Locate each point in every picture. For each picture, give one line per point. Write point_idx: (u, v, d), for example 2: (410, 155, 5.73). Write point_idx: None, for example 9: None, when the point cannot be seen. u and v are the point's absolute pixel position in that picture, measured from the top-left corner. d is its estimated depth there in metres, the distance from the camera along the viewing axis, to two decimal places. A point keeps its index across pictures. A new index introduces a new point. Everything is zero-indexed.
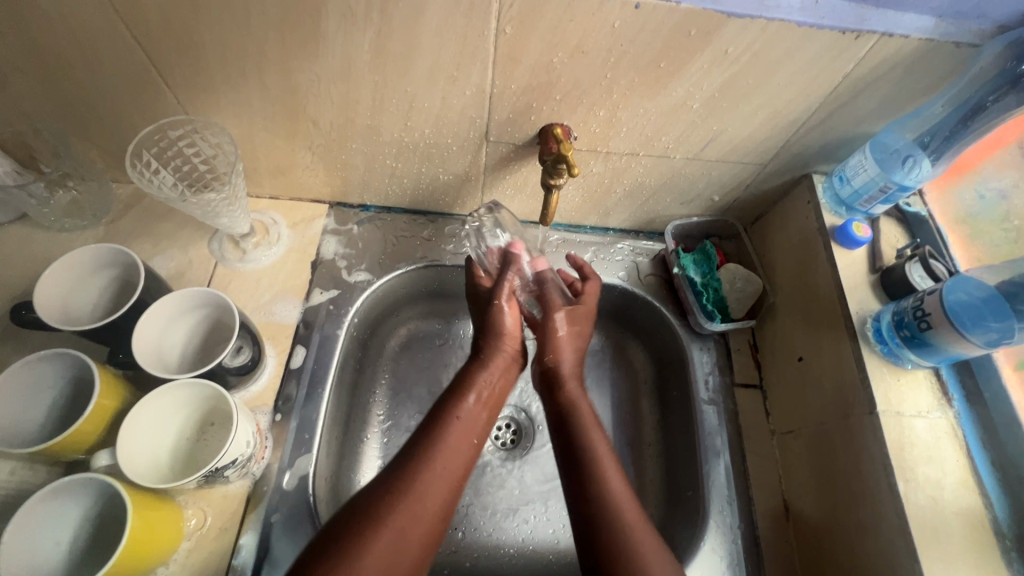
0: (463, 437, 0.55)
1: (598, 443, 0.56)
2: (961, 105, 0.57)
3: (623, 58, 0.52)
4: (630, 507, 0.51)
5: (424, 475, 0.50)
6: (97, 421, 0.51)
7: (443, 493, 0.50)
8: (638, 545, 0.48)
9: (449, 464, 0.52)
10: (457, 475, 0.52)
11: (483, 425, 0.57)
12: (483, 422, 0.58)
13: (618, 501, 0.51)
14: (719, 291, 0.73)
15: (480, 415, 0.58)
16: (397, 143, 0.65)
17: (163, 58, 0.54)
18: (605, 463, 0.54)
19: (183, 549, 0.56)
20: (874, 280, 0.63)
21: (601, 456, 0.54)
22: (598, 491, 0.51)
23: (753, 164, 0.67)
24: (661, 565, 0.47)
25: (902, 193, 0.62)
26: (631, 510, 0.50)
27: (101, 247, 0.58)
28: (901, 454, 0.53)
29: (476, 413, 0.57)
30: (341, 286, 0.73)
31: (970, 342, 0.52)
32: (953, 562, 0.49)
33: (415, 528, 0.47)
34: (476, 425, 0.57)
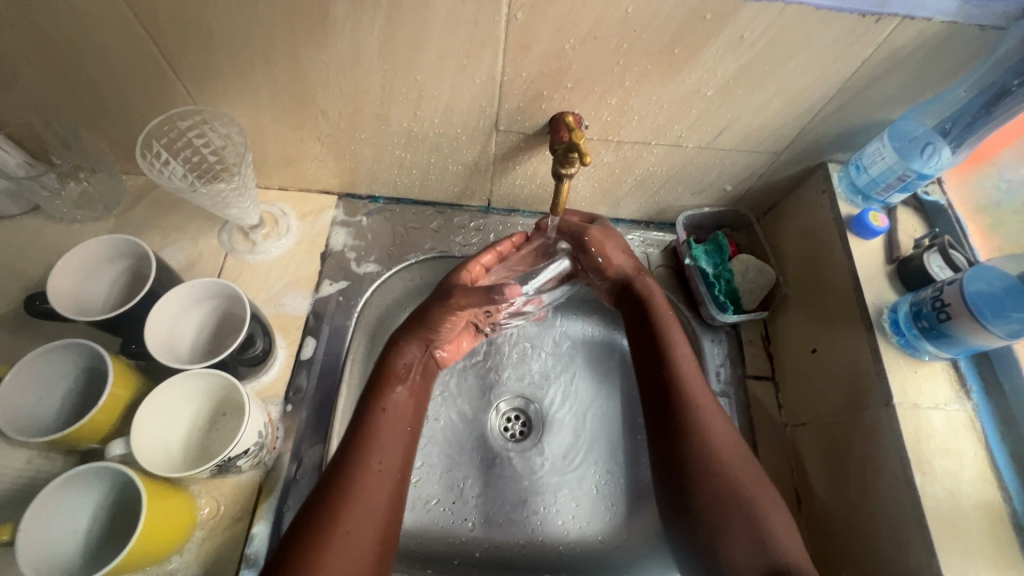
0: (395, 429, 0.59)
1: (679, 347, 0.63)
2: (984, 91, 0.55)
3: (635, 44, 0.51)
4: (708, 401, 0.60)
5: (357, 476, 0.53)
6: (110, 411, 0.51)
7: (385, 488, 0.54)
8: (710, 428, 0.58)
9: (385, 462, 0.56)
10: (390, 473, 0.56)
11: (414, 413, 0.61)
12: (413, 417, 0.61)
13: (694, 396, 0.60)
14: (731, 282, 0.72)
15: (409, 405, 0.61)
16: (406, 133, 0.65)
17: (171, 47, 0.54)
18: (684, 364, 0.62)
19: (196, 537, 0.56)
20: (891, 271, 0.62)
21: (681, 356, 0.62)
22: (680, 387, 0.60)
23: (766, 152, 0.66)
24: (726, 441, 0.58)
25: (921, 180, 0.61)
26: (710, 408, 0.59)
27: (112, 237, 0.58)
28: (917, 446, 0.52)
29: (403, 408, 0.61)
30: (350, 277, 0.73)
31: (990, 333, 0.51)
32: (970, 555, 0.48)
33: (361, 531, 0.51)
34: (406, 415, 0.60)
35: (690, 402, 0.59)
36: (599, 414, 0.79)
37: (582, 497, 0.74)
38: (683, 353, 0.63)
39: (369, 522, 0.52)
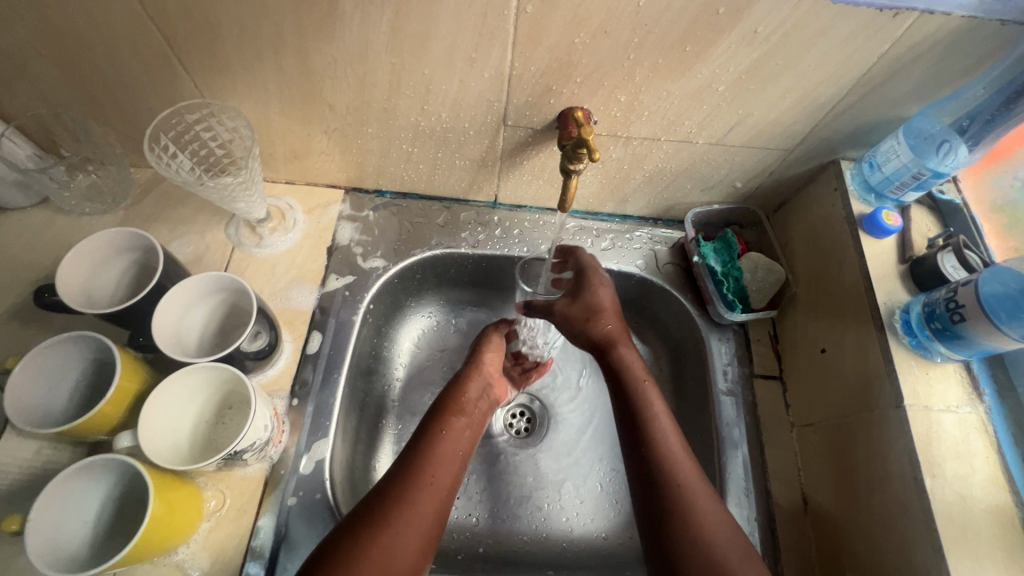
0: (451, 450, 0.58)
1: (661, 417, 0.59)
2: (1003, 88, 0.54)
3: (646, 38, 0.51)
4: (695, 476, 0.54)
5: (416, 484, 0.53)
6: (118, 403, 0.52)
7: (434, 501, 0.53)
8: (698, 508, 0.52)
9: (439, 475, 0.55)
10: (445, 489, 0.55)
11: (466, 441, 0.61)
12: (468, 444, 0.61)
13: (682, 472, 0.54)
14: (740, 280, 0.71)
15: (463, 433, 0.61)
16: (413, 127, 0.64)
17: (179, 40, 0.54)
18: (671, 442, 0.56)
19: (203, 529, 0.57)
20: (904, 271, 0.61)
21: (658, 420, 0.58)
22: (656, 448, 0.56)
23: (777, 149, 0.65)
24: (711, 513, 0.52)
25: (936, 179, 0.60)
26: (695, 479, 0.54)
27: (119, 230, 0.58)
28: (928, 449, 0.52)
29: (461, 433, 0.61)
30: (357, 272, 0.73)
31: (1005, 335, 0.50)
32: (981, 560, 0.47)
33: (411, 532, 0.50)
34: (460, 438, 0.60)
35: (676, 478, 0.54)
36: (600, 411, 0.79)
37: (586, 493, 0.74)
38: (665, 424, 0.58)
39: (416, 533, 0.50)
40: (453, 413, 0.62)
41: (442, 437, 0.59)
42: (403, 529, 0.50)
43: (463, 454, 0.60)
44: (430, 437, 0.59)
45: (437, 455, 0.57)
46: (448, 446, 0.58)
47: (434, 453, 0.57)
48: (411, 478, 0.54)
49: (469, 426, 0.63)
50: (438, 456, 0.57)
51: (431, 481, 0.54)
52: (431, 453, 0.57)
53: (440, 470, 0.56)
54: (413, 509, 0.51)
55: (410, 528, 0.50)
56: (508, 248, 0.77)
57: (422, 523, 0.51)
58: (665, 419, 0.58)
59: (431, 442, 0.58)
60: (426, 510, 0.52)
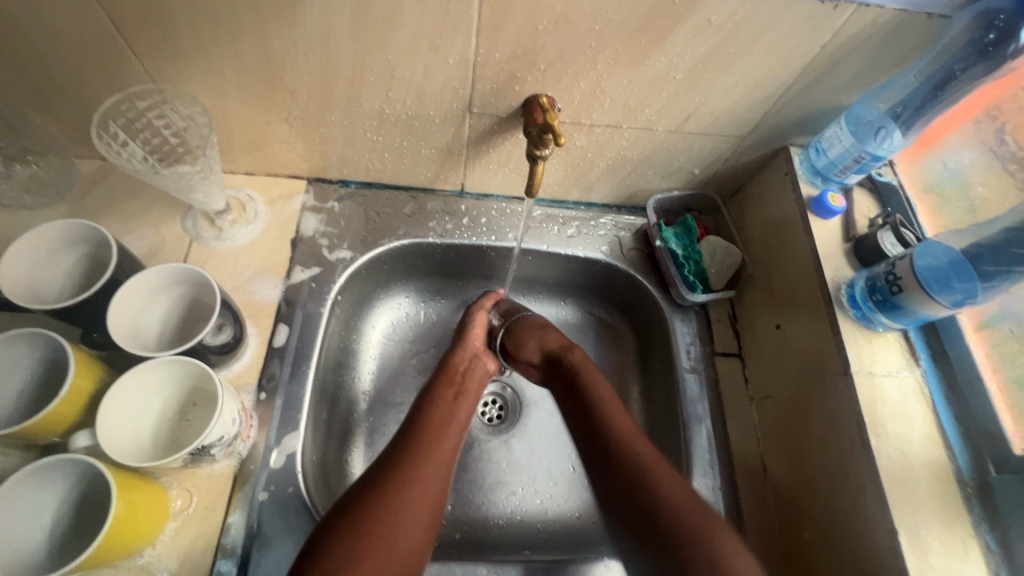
0: (447, 418, 0.62)
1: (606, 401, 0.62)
2: (931, 77, 0.58)
3: (607, 27, 0.52)
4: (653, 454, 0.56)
5: (419, 448, 0.57)
6: (72, 402, 0.49)
7: (439, 466, 0.57)
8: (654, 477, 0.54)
9: (439, 441, 0.59)
10: (449, 452, 0.59)
11: (460, 411, 0.64)
12: (465, 413, 0.64)
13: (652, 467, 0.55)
14: (700, 263, 0.74)
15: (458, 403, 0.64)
16: (378, 115, 0.64)
17: (127, 22, 0.52)
18: (637, 442, 0.57)
19: (169, 530, 0.55)
20: (848, 249, 0.65)
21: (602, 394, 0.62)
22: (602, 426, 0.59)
23: (731, 136, 0.68)
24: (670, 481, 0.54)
25: (875, 162, 0.63)
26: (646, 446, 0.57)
27: (68, 222, 0.55)
28: (873, 411, 0.55)
29: (457, 403, 0.65)
30: (323, 263, 0.72)
31: (938, 303, 0.54)
32: (920, 510, 0.51)
33: (423, 493, 0.54)
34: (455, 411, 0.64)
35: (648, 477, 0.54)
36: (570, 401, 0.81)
37: (559, 476, 0.75)
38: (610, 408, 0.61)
39: (423, 491, 0.54)
40: (444, 384, 0.66)
41: (438, 406, 0.63)
42: (410, 486, 0.53)
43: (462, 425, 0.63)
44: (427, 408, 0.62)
45: (435, 423, 0.61)
46: (443, 414, 0.62)
47: (432, 422, 0.61)
48: (418, 441, 0.58)
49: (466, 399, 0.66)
50: (439, 425, 0.61)
51: (432, 444, 0.58)
52: (429, 422, 0.61)
53: (445, 437, 0.60)
54: (417, 468, 0.55)
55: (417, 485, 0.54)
56: (476, 237, 0.78)
57: (431, 481, 0.55)
58: (620, 415, 0.60)
59: (427, 414, 0.62)
60: (433, 474, 0.56)
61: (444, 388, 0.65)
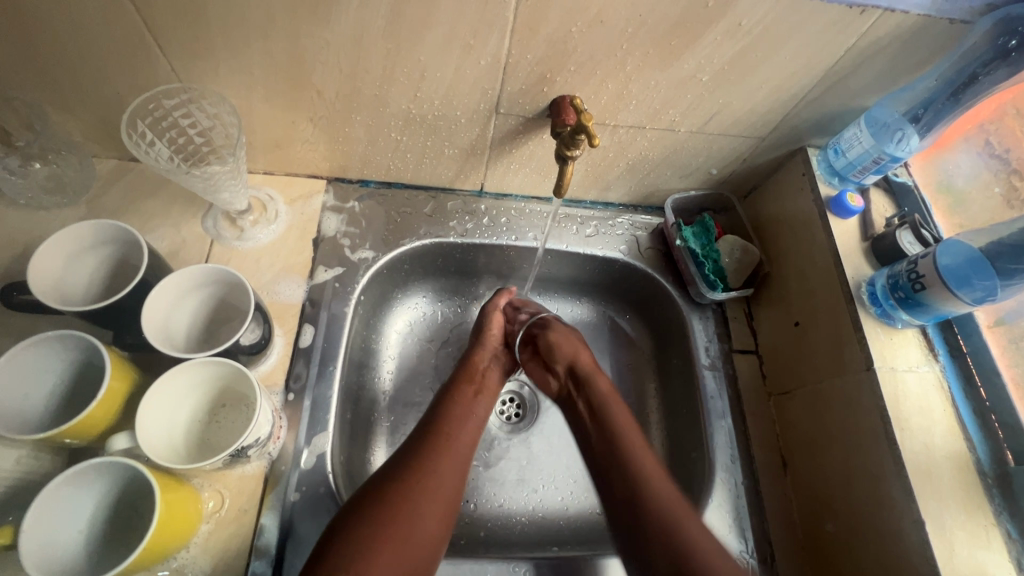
0: (465, 415, 0.63)
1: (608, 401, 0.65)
2: (952, 79, 0.60)
3: (639, 29, 0.53)
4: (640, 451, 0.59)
5: (436, 444, 0.58)
6: (108, 406, 0.49)
7: (455, 462, 0.57)
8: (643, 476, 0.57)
9: (456, 438, 0.60)
10: (466, 445, 0.60)
11: (479, 408, 0.65)
12: (483, 410, 0.65)
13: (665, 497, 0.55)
14: (719, 261, 0.75)
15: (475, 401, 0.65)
16: (404, 115, 0.64)
17: (159, 20, 0.51)
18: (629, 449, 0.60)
19: (203, 531, 0.55)
20: (866, 248, 0.66)
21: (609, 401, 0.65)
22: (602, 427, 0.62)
23: (751, 137, 0.69)
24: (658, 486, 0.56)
25: (893, 163, 0.65)
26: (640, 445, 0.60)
27: (97, 223, 0.54)
28: (896, 405, 0.57)
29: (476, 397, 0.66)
30: (345, 263, 0.72)
31: (959, 300, 0.56)
32: (944, 500, 0.53)
33: (439, 487, 0.55)
34: (473, 407, 0.64)
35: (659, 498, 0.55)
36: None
37: (579, 473, 0.76)
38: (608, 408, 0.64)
39: (439, 487, 0.55)
40: (464, 381, 0.67)
41: (457, 403, 0.64)
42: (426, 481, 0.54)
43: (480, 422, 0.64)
44: (444, 405, 0.63)
45: (452, 420, 0.61)
46: (461, 412, 0.63)
47: (449, 418, 0.62)
48: (436, 437, 0.59)
49: (483, 397, 0.67)
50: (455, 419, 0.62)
51: (449, 440, 0.59)
52: (447, 418, 0.61)
53: (462, 432, 0.61)
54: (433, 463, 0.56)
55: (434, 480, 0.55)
56: (496, 236, 0.78)
57: (447, 476, 0.56)
58: (623, 423, 0.63)
59: (446, 408, 0.63)
60: (450, 470, 0.56)
61: (463, 385, 0.66)
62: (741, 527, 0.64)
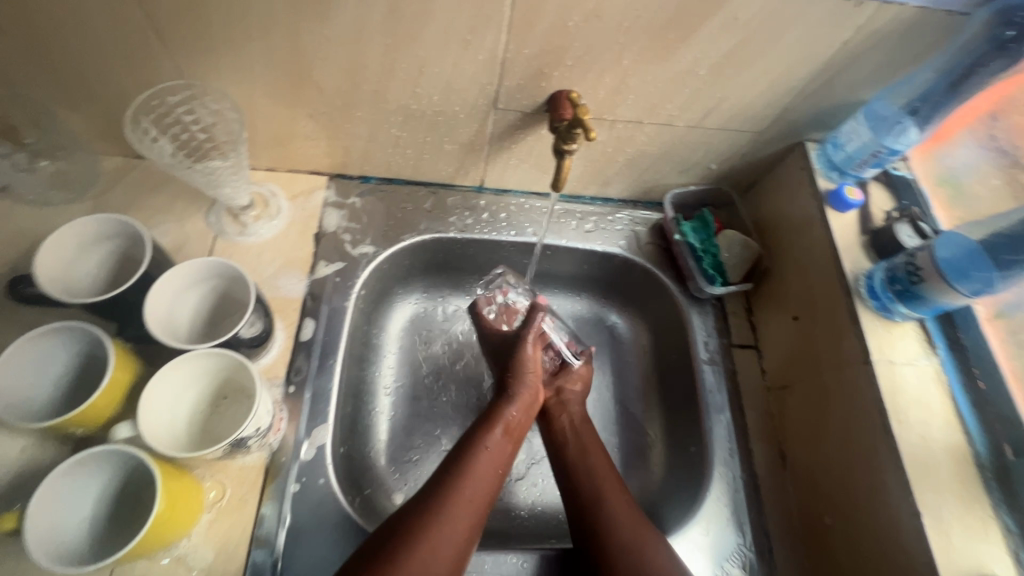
0: (489, 466, 0.57)
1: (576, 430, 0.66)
2: (949, 71, 0.59)
3: (636, 23, 0.53)
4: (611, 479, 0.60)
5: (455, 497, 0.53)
6: (112, 396, 0.50)
7: (469, 514, 0.53)
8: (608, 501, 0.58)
9: (476, 490, 0.54)
10: (489, 474, 0.56)
11: (507, 457, 0.59)
12: (507, 458, 0.59)
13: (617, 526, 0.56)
14: (718, 256, 0.76)
15: (503, 450, 0.59)
16: (404, 110, 0.65)
17: (161, 18, 0.52)
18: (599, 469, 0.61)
19: (204, 521, 0.56)
20: (865, 241, 0.66)
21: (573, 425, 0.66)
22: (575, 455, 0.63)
23: (749, 132, 0.69)
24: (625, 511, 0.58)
25: (892, 156, 0.65)
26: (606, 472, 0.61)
27: (102, 217, 0.55)
28: (893, 398, 0.57)
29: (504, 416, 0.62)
30: (346, 258, 0.73)
31: (957, 292, 0.56)
32: (942, 493, 0.53)
33: (450, 540, 0.50)
34: (500, 453, 0.59)
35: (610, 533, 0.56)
36: (603, 400, 0.79)
37: None
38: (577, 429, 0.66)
39: (450, 543, 0.50)
40: (494, 426, 0.60)
41: (483, 452, 0.58)
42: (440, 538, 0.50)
43: (502, 471, 0.58)
44: (469, 453, 0.57)
45: (474, 471, 0.56)
46: (486, 464, 0.57)
47: (470, 466, 0.56)
48: (454, 489, 0.53)
49: (508, 442, 0.60)
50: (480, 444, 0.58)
51: (469, 497, 0.53)
52: (470, 467, 0.56)
53: (487, 459, 0.57)
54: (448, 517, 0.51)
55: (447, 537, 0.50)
56: (496, 232, 0.79)
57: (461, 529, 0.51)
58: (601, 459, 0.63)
59: (467, 455, 0.57)
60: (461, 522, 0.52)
61: (495, 425, 0.60)
62: (739, 521, 0.64)
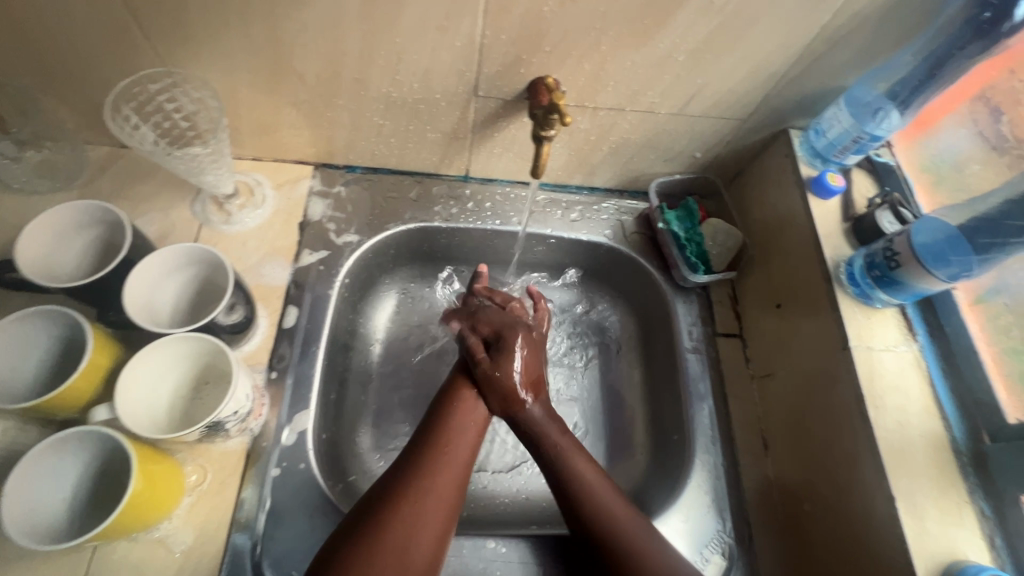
0: (466, 426, 0.60)
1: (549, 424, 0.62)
2: (929, 56, 0.58)
3: (612, 8, 0.53)
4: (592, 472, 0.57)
5: (435, 459, 0.55)
6: (90, 379, 0.50)
7: (453, 475, 0.55)
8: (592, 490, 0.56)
9: (453, 451, 0.57)
10: (461, 463, 0.56)
11: (482, 413, 0.62)
12: (484, 416, 0.62)
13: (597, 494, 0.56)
14: (702, 245, 0.76)
15: (475, 407, 0.62)
16: (385, 98, 0.65)
17: (140, 5, 0.52)
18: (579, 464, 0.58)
19: (185, 504, 0.56)
20: (847, 229, 0.66)
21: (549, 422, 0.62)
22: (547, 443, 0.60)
23: (732, 119, 0.69)
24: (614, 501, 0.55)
25: (874, 142, 0.64)
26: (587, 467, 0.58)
27: (82, 203, 0.56)
28: (871, 384, 0.57)
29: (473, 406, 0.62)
30: (330, 247, 0.73)
31: (935, 277, 0.56)
32: (917, 478, 0.53)
33: (439, 502, 0.52)
34: (475, 411, 0.61)
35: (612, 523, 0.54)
36: (591, 383, 0.80)
37: None
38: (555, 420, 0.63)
39: (435, 505, 0.52)
40: (466, 386, 0.63)
41: (456, 411, 0.61)
42: (424, 499, 0.52)
43: (479, 424, 0.61)
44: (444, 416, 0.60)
45: (452, 432, 0.58)
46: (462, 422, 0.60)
47: (447, 428, 0.59)
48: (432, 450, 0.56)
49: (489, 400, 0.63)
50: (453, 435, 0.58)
51: (447, 458, 0.56)
52: (447, 429, 0.58)
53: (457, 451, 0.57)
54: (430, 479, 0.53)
55: (432, 499, 0.52)
56: (481, 221, 0.79)
57: (447, 490, 0.53)
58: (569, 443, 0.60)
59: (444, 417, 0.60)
60: (445, 483, 0.54)
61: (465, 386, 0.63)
62: (720, 508, 0.64)
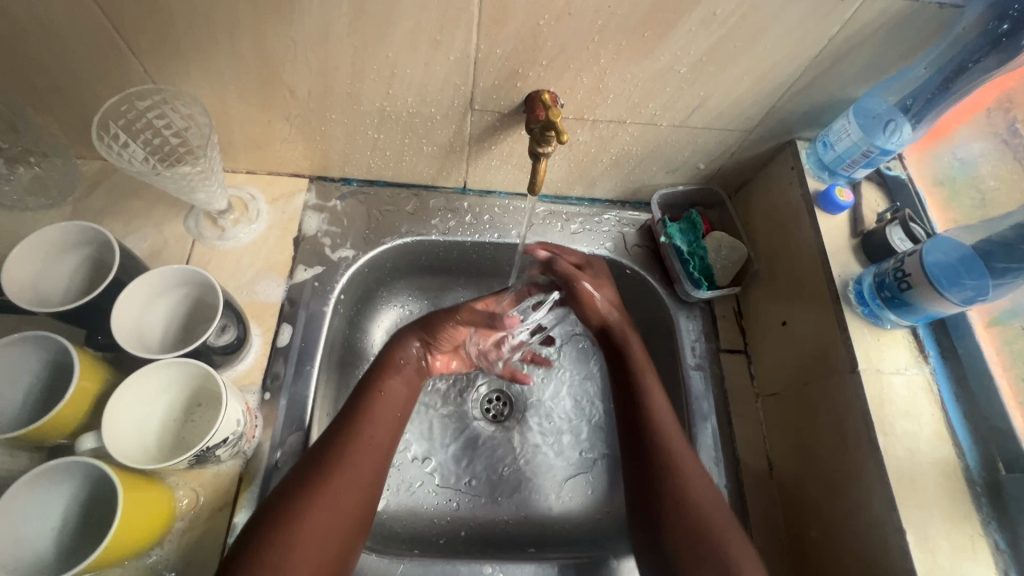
0: (387, 411, 0.59)
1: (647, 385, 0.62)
2: (943, 67, 0.57)
3: (610, 20, 0.51)
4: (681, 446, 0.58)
5: (350, 443, 0.55)
6: (78, 406, 0.49)
7: (374, 461, 0.55)
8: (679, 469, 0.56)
9: (373, 435, 0.57)
10: (381, 447, 0.57)
11: (404, 399, 0.62)
12: (405, 401, 0.62)
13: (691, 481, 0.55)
14: (705, 258, 0.74)
15: (401, 392, 0.62)
16: (379, 112, 0.63)
17: (126, 22, 0.51)
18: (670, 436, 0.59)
19: (176, 529, 0.55)
20: (856, 245, 0.64)
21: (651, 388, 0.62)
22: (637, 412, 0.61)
23: (737, 131, 0.67)
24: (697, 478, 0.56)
25: (884, 156, 0.62)
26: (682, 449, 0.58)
27: (69, 224, 0.55)
28: (881, 409, 0.55)
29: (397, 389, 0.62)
30: (325, 262, 0.72)
31: (947, 300, 0.54)
32: (928, 509, 0.51)
33: (350, 491, 0.52)
34: (399, 397, 0.61)
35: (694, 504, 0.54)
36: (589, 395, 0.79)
37: (564, 473, 0.75)
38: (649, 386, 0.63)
39: (356, 488, 0.53)
40: (388, 372, 0.62)
41: (380, 397, 0.60)
42: (345, 483, 0.52)
43: (400, 414, 0.61)
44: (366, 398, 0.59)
45: (372, 416, 0.58)
46: (384, 407, 0.59)
47: (366, 409, 0.58)
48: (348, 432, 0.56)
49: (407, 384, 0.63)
50: (376, 419, 0.58)
51: (368, 443, 0.56)
52: (367, 413, 0.58)
53: (379, 430, 0.57)
54: (348, 466, 0.53)
55: (349, 481, 0.53)
56: (479, 234, 0.77)
57: (365, 472, 0.54)
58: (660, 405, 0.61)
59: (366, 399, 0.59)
60: (365, 464, 0.54)
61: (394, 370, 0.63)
62: None
